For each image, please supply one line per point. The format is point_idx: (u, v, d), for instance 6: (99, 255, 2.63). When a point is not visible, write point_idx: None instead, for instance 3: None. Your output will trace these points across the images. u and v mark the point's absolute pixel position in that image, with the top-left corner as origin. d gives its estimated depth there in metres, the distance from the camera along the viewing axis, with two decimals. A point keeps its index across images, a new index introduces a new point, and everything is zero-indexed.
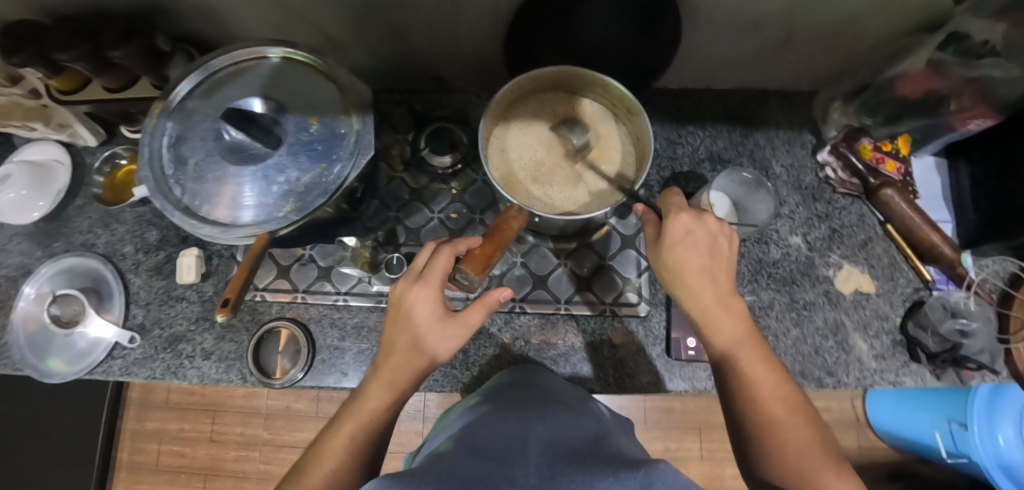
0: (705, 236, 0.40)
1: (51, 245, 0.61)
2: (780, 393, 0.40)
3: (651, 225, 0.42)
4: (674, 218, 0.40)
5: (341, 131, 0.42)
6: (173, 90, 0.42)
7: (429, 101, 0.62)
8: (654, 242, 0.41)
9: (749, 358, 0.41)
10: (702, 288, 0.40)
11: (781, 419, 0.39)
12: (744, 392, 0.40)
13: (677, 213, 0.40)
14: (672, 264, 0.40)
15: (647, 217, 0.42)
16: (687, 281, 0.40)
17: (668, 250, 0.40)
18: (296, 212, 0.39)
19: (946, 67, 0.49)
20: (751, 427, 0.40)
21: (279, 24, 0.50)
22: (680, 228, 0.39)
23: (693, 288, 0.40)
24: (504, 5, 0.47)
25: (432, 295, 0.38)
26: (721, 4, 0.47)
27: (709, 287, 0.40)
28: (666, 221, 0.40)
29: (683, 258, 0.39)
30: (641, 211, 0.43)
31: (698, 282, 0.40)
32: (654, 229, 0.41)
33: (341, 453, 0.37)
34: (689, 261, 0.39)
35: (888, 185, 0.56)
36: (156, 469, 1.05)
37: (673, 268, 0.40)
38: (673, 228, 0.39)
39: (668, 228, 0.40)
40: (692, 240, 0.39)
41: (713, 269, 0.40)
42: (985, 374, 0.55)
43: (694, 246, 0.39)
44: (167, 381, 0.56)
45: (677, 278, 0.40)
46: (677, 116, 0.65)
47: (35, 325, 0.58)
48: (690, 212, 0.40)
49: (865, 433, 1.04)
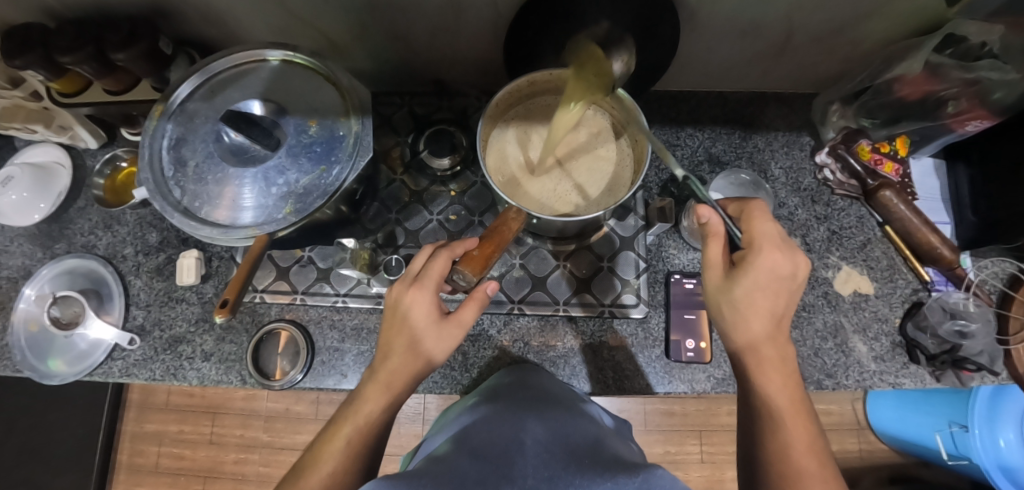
0: (788, 276, 0.38)
1: (52, 247, 0.61)
2: (805, 431, 0.37)
3: (717, 241, 0.40)
4: (764, 255, 0.38)
5: (341, 133, 0.42)
6: (173, 92, 0.42)
7: (429, 104, 0.63)
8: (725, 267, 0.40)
9: (774, 387, 0.38)
10: (753, 313, 0.38)
11: (808, 472, 0.35)
12: (771, 421, 0.38)
13: (772, 251, 0.38)
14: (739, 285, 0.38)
15: (715, 229, 0.40)
16: (745, 308, 0.38)
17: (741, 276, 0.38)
18: (296, 213, 0.39)
19: (945, 70, 0.51)
20: (766, 454, 0.37)
21: (281, 27, 0.51)
22: (768, 266, 0.38)
23: (747, 314, 0.38)
24: (504, 8, 0.48)
25: (428, 298, 0.38)
26: (720, 7, 0.48)
27: (769, 320, 0.39)
28: (759, 257, 0.38)
29: (752, 293, 0.38)
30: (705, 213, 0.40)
31: (758, 310, 0.38)
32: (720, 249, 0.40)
33: (339, 456, 0.37)
34: (765, 290, 0.38)
35: (887, 186, 0.57)
36: (155, 471, 1.05)
37: (742, 300, 0.38)
38: (759, 263, 0.38)
39: (754, 264, 0.38)
40: (774, 278, 0.38)
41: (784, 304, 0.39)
42: (985, 375, 0.55)
43: (769, 283, 0.38)
44: (167, 383, 0.57)
45: (741, 308, 0.39)
46: (676, 118, 0.65)
47: (36, 326, 0.58)
48: (782, 249, 0.38)
49: (866, 436, 1.03)
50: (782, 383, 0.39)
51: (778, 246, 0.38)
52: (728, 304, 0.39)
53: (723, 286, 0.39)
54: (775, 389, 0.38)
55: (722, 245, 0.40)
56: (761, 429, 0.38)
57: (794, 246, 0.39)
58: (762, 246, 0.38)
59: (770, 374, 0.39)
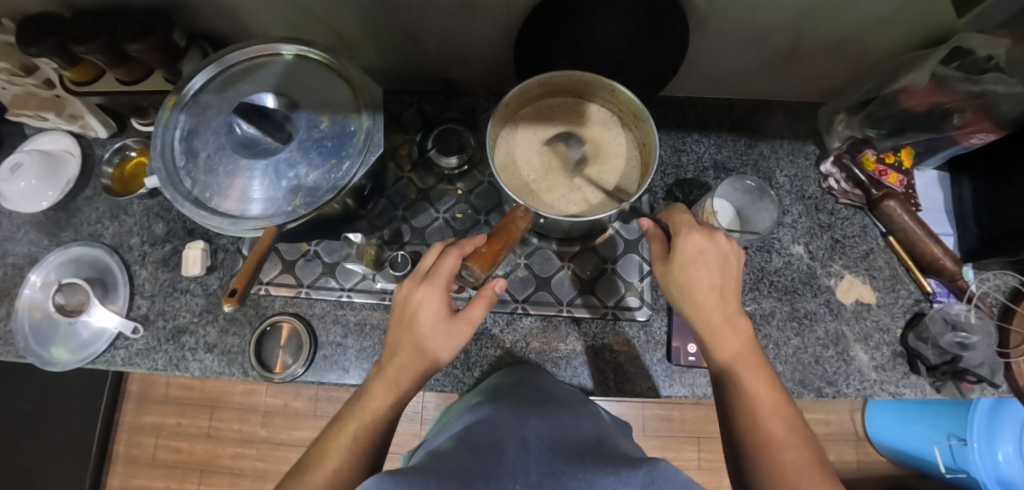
0: (714, 253, 0.39)
1: (59, 235, 0.62)
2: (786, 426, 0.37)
3: (657, 241, 0.42)
4: (685, 237, 0.40)
5: (351, 129, 0.42)
6: (187, 84, 0.42)
7: (437, 103, 0.63)
8: (664, 257, 0.41)
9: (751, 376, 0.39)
10: (698, 298, 0.39)
11: (780, 439, 0.37)
12: (749, 411, 0.38)
13: (689, 232, 0.40)
14: (680, 279, 0.39)
15: (653, 232, 0.43)
16: (693, 297, 0.39)
17: (679, 268, 0.39)
18: (305, 206, 0.40)
19: (950, 83, 0.51)
20: (749, 442, 0.37)
21: (293, 22, 0.51)
22: (692, 247, 0.39)
23: (695, 302, 0.39)
24: (516, 9, 0.48)
25: (438, 296, 0.38)
26: (729, 14, 0.48)
27: (714, 304, 0.39)
28: (679, 239, 0.40)
29: (689, 275, 0.39)
30: (647, 225, 0.43)
31: (701, 297, 0.39)
32: (662, 246, 0.42)
33: (343, 453, 0.37)
34: (702, 279, 0.39)
35: (891, 197, 0.57)
36: (152, 463, 1.05)
37: (682, 286, 0.39)
38: (684, 246, 0.39)
39: (679, 247, 0.39)
40: (701, 257, 0.39)
41: (722, 284, 0.40)
42: (985, 388, 0.55)
43: (698, 263, 0.39)
44: (169, 373, 0.57)
45: (684, 296, 0.40)
46: (682, 124, 0.65)
47: (40, 313, 0.59)
48: (699, 229, 0.40)
49: (864, 447, 1.03)
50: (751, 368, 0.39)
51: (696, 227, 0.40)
52: (679, 292, 0.40)
53: (666, 274, 0.40)
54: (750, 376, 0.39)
55: (659, 242, 0.42)
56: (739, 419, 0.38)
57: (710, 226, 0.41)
58: (682, 229, 0.40)
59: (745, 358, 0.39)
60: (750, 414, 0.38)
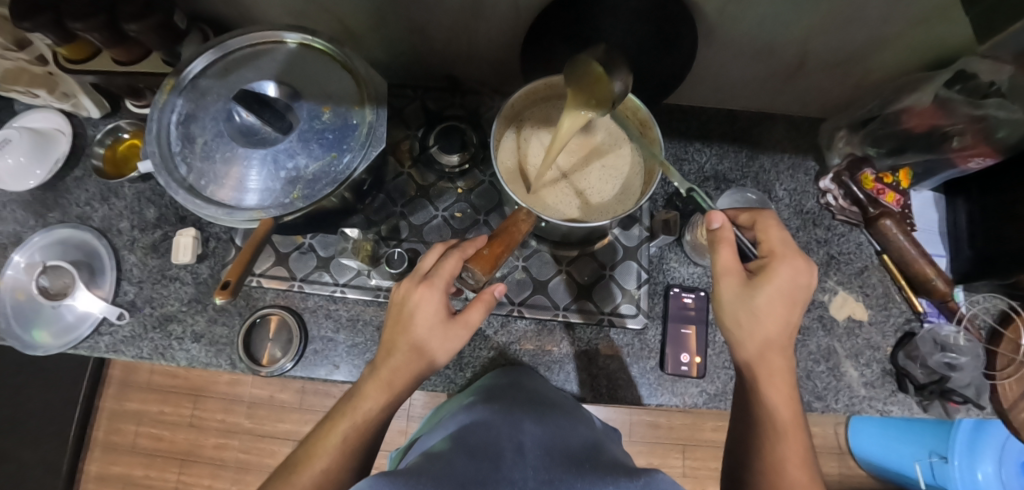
0: (803, 286, 0.39)
1: (46, 215, 0.60)
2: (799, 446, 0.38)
3: (727, 248, 0.40)
4: (783, 264, 0.38)
5: (354, 122, 0.42)
6: (186, 68, 0.41)
7: (441, 99, 0.62)
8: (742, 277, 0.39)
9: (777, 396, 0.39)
10: (764, 322, 0.39)
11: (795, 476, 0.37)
12: (770, 435, 0.38)
13: (789, 260, 0.38)
14: (759, 302, 0.38)
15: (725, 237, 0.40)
16: (762, 322, 0.39)
17: (765, 293, 0.38)
18: (304, 199, 0.39)
19: (952, 105, 0.52)
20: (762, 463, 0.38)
21: (298, 10, 0.50)
22: (784, 277, 0.38)
23: (764, 326, 0.38)
24: (526, 9, 0.48)
25: (436, 298, 0.38)
26: (739, 25, 0.48)
27: (781, 331, 0.39)
28: (777, 265, 0.38)
29: (771, 302, 0.38)
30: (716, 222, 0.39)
31: (770, 323, 0.38)
32: (736, 259, 0.39)
33: (333, 453, 0.36)
34: (779, 308, 0.38)
35: (888, 216, 0.57)
36: (131, 451, 1.03)
37: (762, 310, 0.38)
38: (779, 274, 0.38)
39: (773, 274, 0.38)
40: (791, 287, 0.38)
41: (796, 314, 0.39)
42: (970, 408, 0.56)
43: (785, 293, 0.38)
44: (154, 362, 0.56)
45: (758, 321, 0.38)
46: (685, 133, 0.65)
47: (23, 295, 0.57)
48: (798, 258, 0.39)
49: (847, 460, 1.04)
50: (782, 393, 0.39)
51: (794, 255, 0.39)
52: (746, 313, 0.39)
53: (741, 293, 0.39)
54: (778, 398, 0.39)
55: (734, 252, 0.39)
56: (755, 438, 0.39)
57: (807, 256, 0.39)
58: (779, 254, 0.39)
59: (778, 379, 0.39)
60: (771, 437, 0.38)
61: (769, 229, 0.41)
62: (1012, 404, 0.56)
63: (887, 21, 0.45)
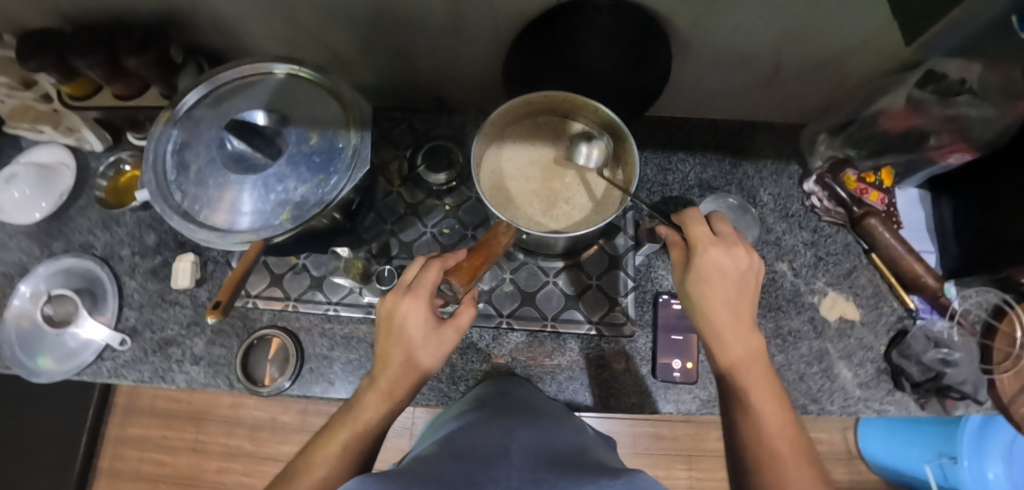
0: (729, 269, 0.40)
1: (50, 245, 0.62)
2: (789, 439, 0.37)
3: (677, 248, 0.44)
4: (701, 253, 0.40)
5: (340, 145, 0.43)
6: (181, 100, 0.44)
7: (428, 120, 0.64)
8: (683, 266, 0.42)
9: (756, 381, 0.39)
10: (705, 310, 0.41)
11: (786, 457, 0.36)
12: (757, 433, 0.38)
13: (704, 248, 0.40)
14: (691, 289, 0.41)
15: (672, 239, 0.45)
16: (703, 310, 0.41)
17: (693, 279, 0.41)
18: (292, 220, 0.40)
19: (924, 106, 0.53)
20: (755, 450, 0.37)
21: (288, 41, 0.53)
22: (710, 260, 0.40)
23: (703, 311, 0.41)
24: (505, 30, 0.50)
25: (423, 307, 0.39)
26: (710, 38, 0.50)
27: (731, 316, 0.40)
28: (695, 255, 0.41)
29: (700, 287, 0.40)
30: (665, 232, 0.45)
31: (718, 310, 0.40)
32: (681, 254, 0.43)
33: (332, 461, 0.37)
34: (711, 293, 0.40)
35: (873, 215, 0.58)
36: (134, 477, 1.03)
37: (704, 291, 0.40)
38: (699, 262, 0.40)
39: (698, 261, 0.40)
40: (717, 273, 0.40)
41: (740, 301, 0.41)
42: (970, 405, 0.56)
43: (710, 278, 0.40)
44: (154, 385, 0.57)
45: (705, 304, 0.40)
46: (668, 143, 0.67)
47: (28, 323, 0.59)
48: (717, 244, 0.40)
49: (857, 466, 1.03)
50: (758, 381, 0.39)
51: (715, 242, 0.40)
52: (685, 300, 0.42)
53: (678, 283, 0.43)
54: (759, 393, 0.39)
55: (679, 252, 0.43)
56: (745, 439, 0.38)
57: (733, 241, 0.41)
58: (699, 245, 0.41)
59: (753, 374, 0.40)
60: (754, 425, 0.38)
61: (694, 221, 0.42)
62: None
63: (853, 27, 0.47)
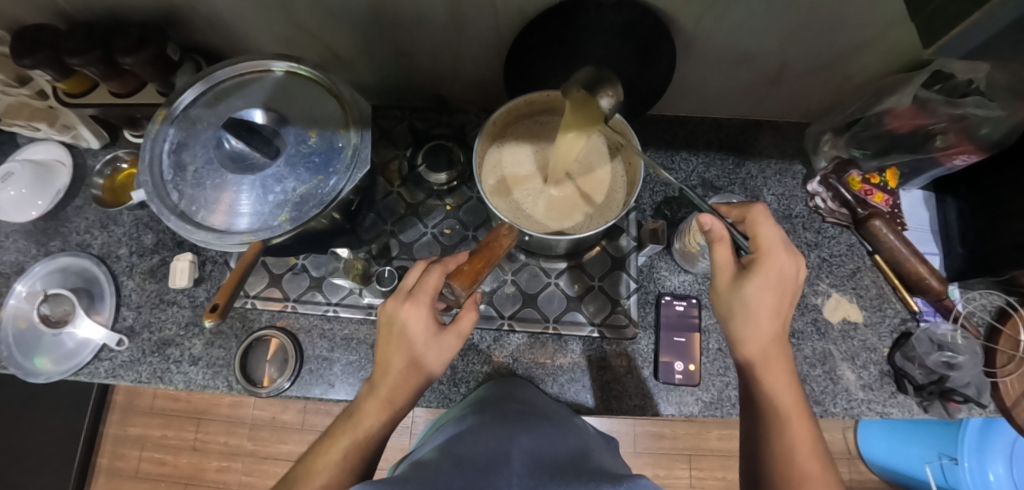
0: (789, 277, 0.41)
1: (47, 244, 0.62)
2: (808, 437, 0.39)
3: (724, 244, 0.42)
4: (767, 259, 0.40)
5: (340, 145, 0.43)
6: (177, 98, 0.43)
7: (428, 119, 0.64)
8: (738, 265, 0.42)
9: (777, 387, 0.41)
10: (756, 313, 0.41)
11: (811, 473, 0.38)
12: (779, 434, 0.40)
13: (771, 255, 0.40)
14: (749, 295, 0.41)
15: (717, 233, 0.42)
16: (756, 313, 0.41)
17: (753, 286, 0.40)
18: (291, 221, 0.40)
19: (932, 105, 0.53)
20: (775, 457, 0.39)
21: (286, 38, 0.52)
22: (771, 269, 0.41)
23: (755, 314, 0.41)
24: (506, 28, 0.49)
25: (424, 313, 0.38)
26: (715, 36, 0.49)
27: (772, 322, 0.41)
28: (761, 261, 0.41)
29: (761, 292, 0.40)
30: (709, 222, 0.42)
31: (763, 316, 0.41)
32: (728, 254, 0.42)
33: (334, 468, 0.37)
34: (767, 300, 0.41)
35: (877, 216, 0.57)
36: (135, 476, 1.03)
37: (761, 292, 0.40)
38: (765, 268, 0.40)
39: (760, 268, 0.40)
40: (779, 280, 0.41)
41: (785, 304, 0.42)
42: (972, 407, 0.55)
43: (774, 285, 0.41)
44: (152, 385, 0.56)
45: (760, 308, 0.41)
46: (670, 143, 0.66)
47: (25, 323, 0.58)
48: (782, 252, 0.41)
49: (856, 465, 1.03)
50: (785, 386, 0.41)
51: (780, 249, 0.41)
52: (738, 304, 0.41)
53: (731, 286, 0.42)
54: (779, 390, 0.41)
55: (728, 249, 0.42)
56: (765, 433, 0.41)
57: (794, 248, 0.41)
58: (763, 251, 0.41)
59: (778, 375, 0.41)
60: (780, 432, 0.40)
61: (758, 221, 0.41)
62: (1015, 402, 0.55)
63: (861, 26, 0.46)
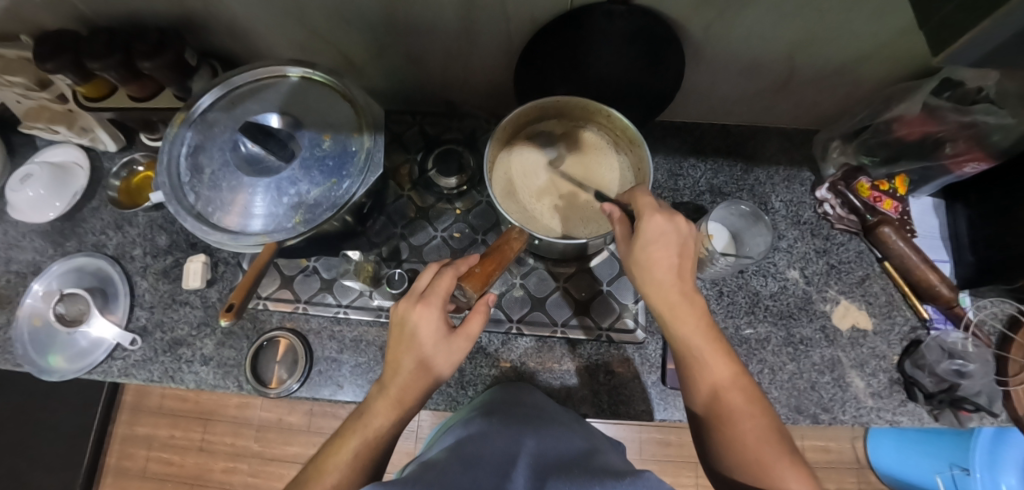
0: (675, 233, 0.40)
1: (63, 244, 0.63)
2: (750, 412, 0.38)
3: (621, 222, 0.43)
4: (647, 219, 0.40)
5: (353, 148, 0.43)
6: (195, 102, 0.44)
7: (439, 124, 0.64)
8: (628, 239, 0.42)
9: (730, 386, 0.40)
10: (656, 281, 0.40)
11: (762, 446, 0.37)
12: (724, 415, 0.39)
13: (650, 214, 0.40)
14: (642, 260, 0.40)
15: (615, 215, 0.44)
16: (651, 279, 0.41)
17: (641, 250, 0.40)
18: (305, 223, 0.41)
19: (942, 113, 0.52)
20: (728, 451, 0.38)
21: (301, 44, 0.53)
22: (655, 229, 0.39)
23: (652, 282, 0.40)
24: (517, 35, 0.50)
25: (435, 316, 0.39)
26: (722, 44, 0.49)
27: (672, 288, 0.41)
28: (641, 223, 0.40)
29: (651, 255, 0.40)
30: (608, 209, 0.45)
31: (658, 279, 0.40)
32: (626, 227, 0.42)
33: (344, 468, 0.37)
34: (659, 262, 0.40)
35: (886, 223, 0.57)
36: (142, 476, 1.04)
37: (640, 263, 0.40)
38: (647, 229, 0.40)
39: (642, 230, 0.40)
40: (665, 238, 0.40)
41: (681, 265, 0.41)
42: (984, 417, 0.55)
43: (663, 244, 0.40)
44: (164, 384, 0.57)
45: (643, 278, 0.41)
46: (678, 149, 0.66)
47: (40, 321, 0.59)
48: (661, 212, 0.40)
49: (866, 475, 1.02)
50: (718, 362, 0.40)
51: (658, 209, 0.40)
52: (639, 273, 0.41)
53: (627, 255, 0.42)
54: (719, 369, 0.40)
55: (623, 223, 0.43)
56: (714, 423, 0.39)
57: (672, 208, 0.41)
58: (643, 212, 0.40)
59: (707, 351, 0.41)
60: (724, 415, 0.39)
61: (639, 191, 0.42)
62: None
63: (868, 33, 0.46)
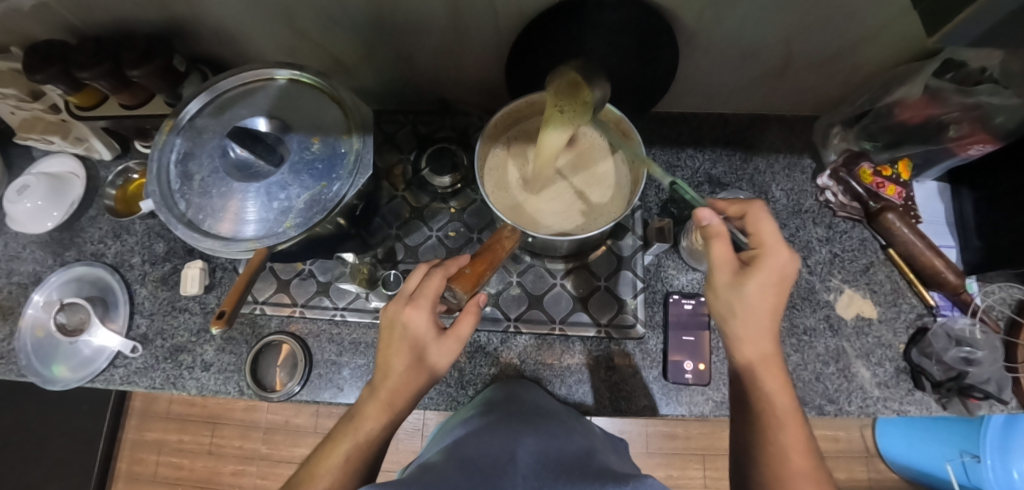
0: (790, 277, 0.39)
1: (63, 254, 0.63)
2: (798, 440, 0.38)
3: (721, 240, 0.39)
4: (771, 258, 0.39)
5: (342, 150, 0.43)
6: (183, 109, 0.43)
7: (433, 122, 0.64)
8: (733, 273, 0.39)
9: (774, 383, 0.39)
10: (754, 316, 0.39)
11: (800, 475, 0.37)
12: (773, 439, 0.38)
13: (775, 252, 0.39)
14: (752, 296, 0.38)
15: (716, 229, 0.39)
16: (752, 316, 0.39)
17: (756, 285, 0.38)
18: (296, 227, 0.40)
19: (944, 94, 0.51)
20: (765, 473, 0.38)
21: (290, 47, 0.52)
22: (774, 267, 0.39)
23: (753, 314, 0.39)
24: (506, 29, 0.49)
25: (424, 318, 0.38)
26: (717, 31, 0.49)
27: (767, 326, 0.39)
28: (766, 259, 0.39)
29: (761, 291, 0.38)
30: (705, 216, 0.39)
31: (761, 320, 0.39)
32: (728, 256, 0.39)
33: (335, 472, 0.37)
34: (767, 300, 0.39)
35: (891, 209, 0.56)
36: (152, 480, 1.05)
37: (753, 303, 0.38)
38: (767, 268, 0.38)
39: (764, 266, 0.38)
40: (780, 279, 0.39)
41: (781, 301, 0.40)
42: (994, 404, 0.54)
43: (775, 285, 0.39)
44: (166, 391, 0.57)
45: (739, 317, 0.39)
46: (676, 140, 0.65)
47: (43, 332, 0.59)
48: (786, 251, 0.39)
49: (876, 464, 1.01)
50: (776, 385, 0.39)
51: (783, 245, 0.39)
52: (737, 307, 0.39)
53: (731, 284, 0.39)
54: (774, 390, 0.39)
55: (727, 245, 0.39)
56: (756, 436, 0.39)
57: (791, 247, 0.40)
58: (766, 249, 0.39)
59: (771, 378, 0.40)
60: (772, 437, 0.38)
61: (759, 218, 0.40)
62: None
63: (866, 17, 0.45)
